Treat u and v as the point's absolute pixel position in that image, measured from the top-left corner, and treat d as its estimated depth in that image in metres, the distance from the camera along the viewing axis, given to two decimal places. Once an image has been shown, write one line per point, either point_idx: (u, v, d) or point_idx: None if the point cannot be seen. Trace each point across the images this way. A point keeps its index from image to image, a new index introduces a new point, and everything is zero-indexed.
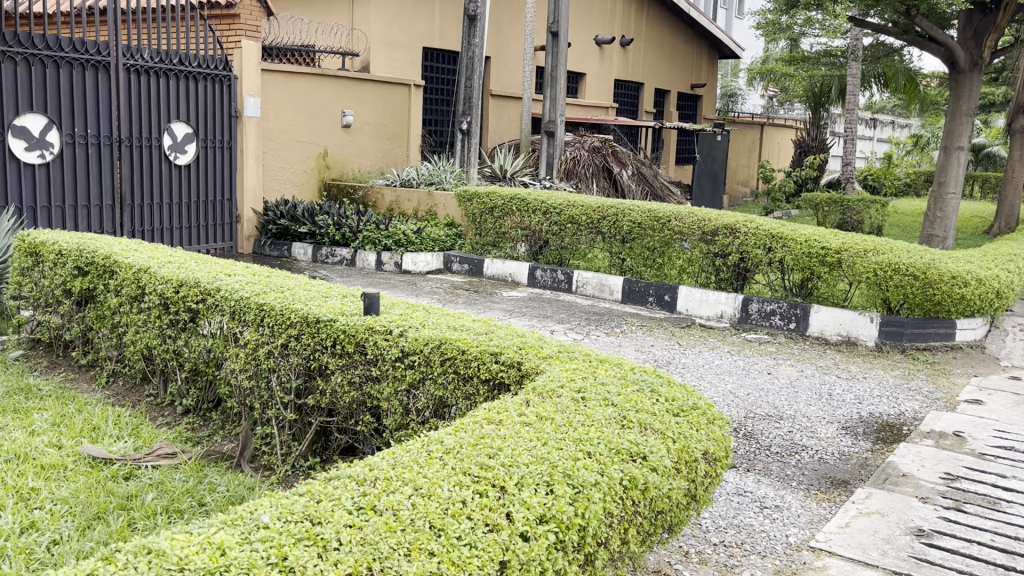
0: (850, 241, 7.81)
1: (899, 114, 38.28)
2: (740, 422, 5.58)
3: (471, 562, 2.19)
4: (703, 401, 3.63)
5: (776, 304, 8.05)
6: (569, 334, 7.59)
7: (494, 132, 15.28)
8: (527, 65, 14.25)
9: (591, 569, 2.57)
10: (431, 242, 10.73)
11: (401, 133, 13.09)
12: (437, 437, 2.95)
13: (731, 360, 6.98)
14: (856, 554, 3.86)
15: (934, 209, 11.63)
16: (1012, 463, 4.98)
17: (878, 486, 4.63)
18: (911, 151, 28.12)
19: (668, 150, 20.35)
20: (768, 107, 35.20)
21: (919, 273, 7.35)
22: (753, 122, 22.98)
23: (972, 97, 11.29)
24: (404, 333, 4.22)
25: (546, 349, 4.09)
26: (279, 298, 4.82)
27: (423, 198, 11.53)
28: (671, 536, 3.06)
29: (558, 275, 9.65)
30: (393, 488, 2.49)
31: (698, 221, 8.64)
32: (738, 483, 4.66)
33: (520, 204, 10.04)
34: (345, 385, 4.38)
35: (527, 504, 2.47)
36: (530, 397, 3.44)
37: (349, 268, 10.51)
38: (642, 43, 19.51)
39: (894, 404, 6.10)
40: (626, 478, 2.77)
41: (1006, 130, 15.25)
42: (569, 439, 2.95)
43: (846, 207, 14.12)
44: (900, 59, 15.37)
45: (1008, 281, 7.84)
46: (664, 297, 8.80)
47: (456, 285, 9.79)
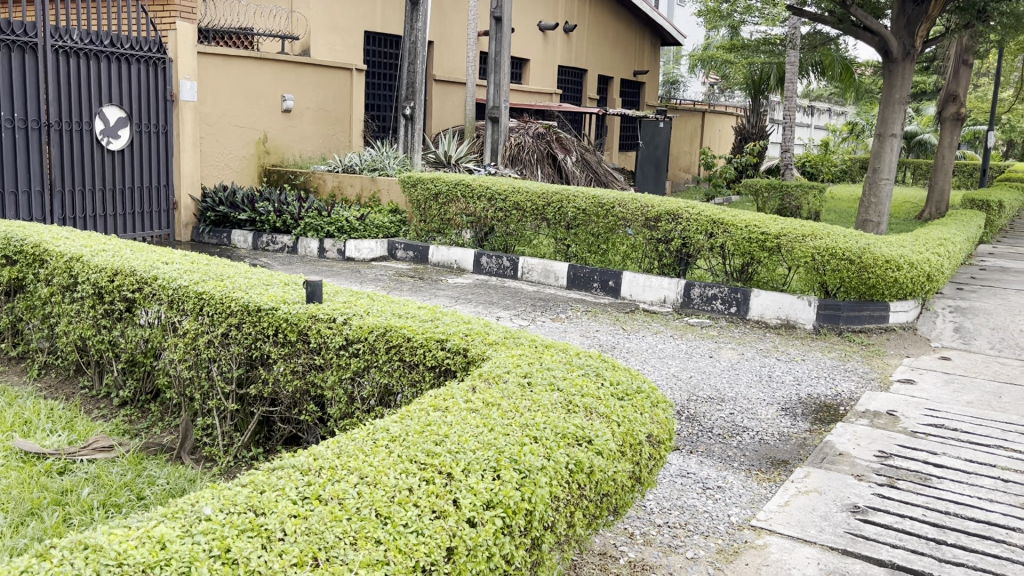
0: (789, 226, 7.96)
1: (836, 101, 39.18)
2: (683, 405, 5.67)
3: (418, 549, 2.18)
4: (646, 384, 3.68)
5: (717, 288, 8.17)
6: (515, 320, 7.60)
7: (438, 118, 15.17)
8: (470, 50, 14.15)
9: (538, 554, 2.58)
10: (375, 229, 10.63)
11: (343, 118, 12.90)
12: (382, 424, 2.93)
13: (674, 344, 7.07)
14: (795, 531, 3.96)
15: (869, 195, 11.92)
16: (942, 440, 5.16)
17: (816, 465, 4.75)
18: (847, 138, 28.81)
19: (612, 137, 20.48)
20: (710, 94, 35.72)
21: (855, 257, 7.55)
22: (695, 109, 23.26)
23: (905, 85, 11.58)
24: (348, 321, 4.17)
25: (492, 335, 4.09)
26: (219, 286, 4.71)
27: (366, 184, 11.41)
28: (616, 519, 3.09)
29: (503, 261, 9.64)
30: (338, 477, 2.46)
31: (641, 207, 8.70)
32: (681, 464, 4.74)
33: (465, 190, 10.01)
34: (287, 374, 4.33)
35: (473, 490, 2.47)
36: (476, 383, 3.44)
37: (290, 256, 10.35)
38: (586, 29, 19.56)
39: (831, 385, 6.27)
40: (572, 462, 2.79)
41: (937, 118, 15.70)
42: (515, 425, 2.96)
43: (785, 193, 14.38)
44: (837, 48, 15.69)
45: (939, 265, 8.11)
46: (608, 283, 8.85)
47: (401, 272, 9.72)
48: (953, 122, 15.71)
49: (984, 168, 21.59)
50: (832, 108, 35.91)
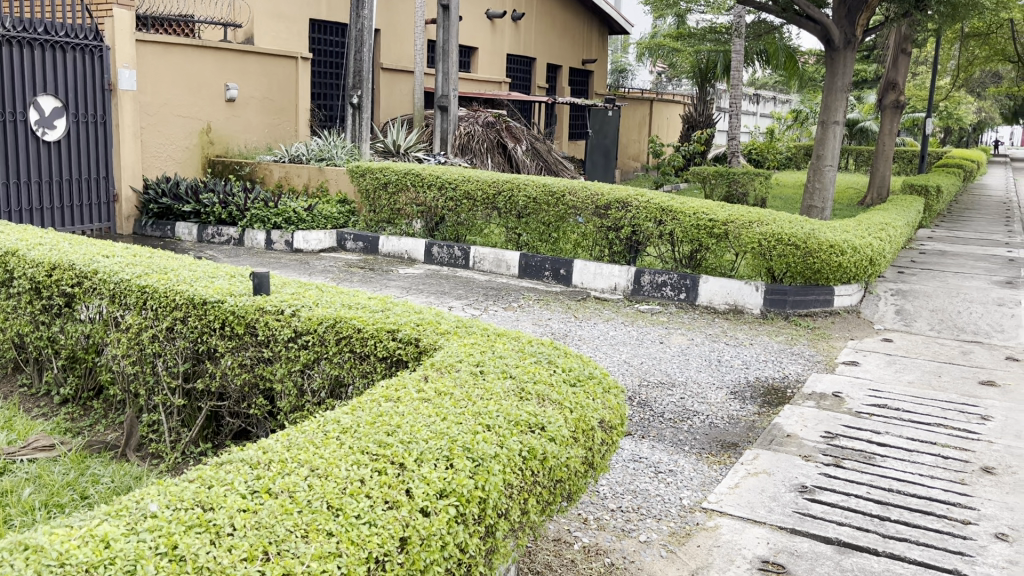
0: (736, 213, 8.07)
1: (780, 89, 39.84)
2: (634, 390, 5.72)
3: (371, 540, 2.17)
4: (598, 370, 3.71)
5: (667, 275, 8.25)
6: (467, 309, 7.58)
7: (386, 107, 15.02)
8: (418, 38, 14.02)
9: (492, 541, 2.58)
10: (323, 220, 10.51)
11: (289, 107, 12.70)
12: (333, 416, 2.89)
13: (625, 331, 7.13)
14: (745, 512, 4.03)
15: (813, 181, 12.13)
16: (885, 420, 5.30)
17: (765, 446, 4.84)
18: (792, 125, 29.24)
19: (561, 125, 20.52)
20: (657, 82, 36.03)
21: (800, 242, 7.71)
22: (643, 97, 23.43)
23: (846, 73, 11.80)
24: (296, 313, 4.11)
25: (444, 325, 4.06)
26: (163, 279, 4.60)
27: (313, 173, 11.25)
28: (570, 505, 3.11)
29: (455, 251, 9.60)
30: (288, 470, 2.43)
31: (591, 196, 8.73)
32: (633, 449, 4.78)
33: (415, 179, 9.96)
34: (236, 367, 4.26)
35: (426, 479, 2.46)
36: (428, 372, 3.42)
37: (237, 249, 10.18)
38: (534, 17, 19.54)
39: (779, 367, 6.39)
40: (524, 449, 2.79)
41: (878, 106, 16.01)
42: (468, 413, 2.95)
43: (732, 180, 14.55)
44: (781, 37, 15.90)
45: (881, 249, 8.30)
46: (559, 271, 8.87)
47: (351, 263, 9.62)
48: (893, 110, 16.03)
49: (923, 155, 22.10)
50: (777, 97, 36.46)
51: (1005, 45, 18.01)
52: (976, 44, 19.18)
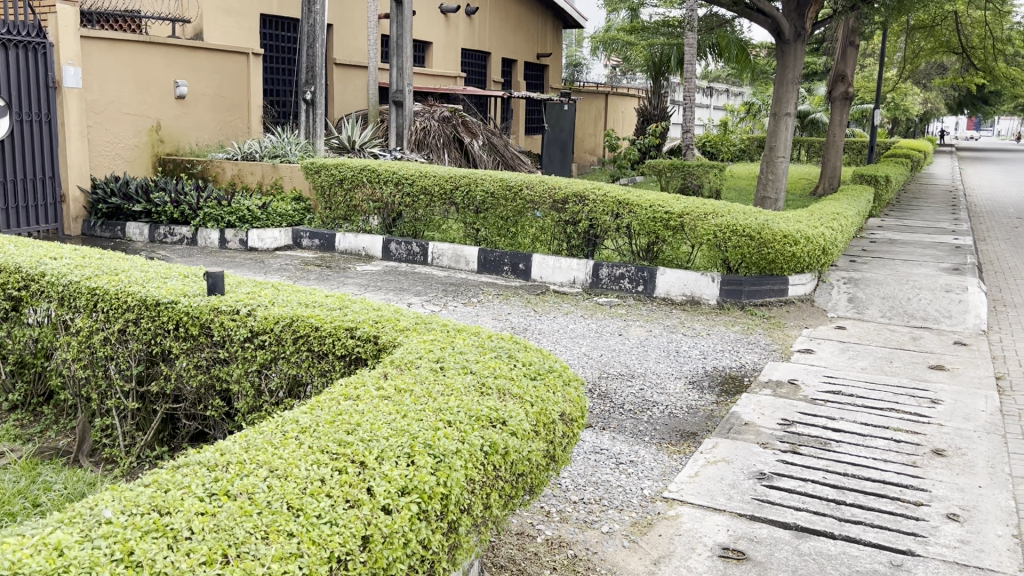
0: (691, 205, 8.15)
1: (732, 83, 40.27)
2: (594, 382, 5.76)
3: (333, 539, 2.15)
4: (559, 363, 3.71)
5: (624, 267, 8.30)
6: (426, 306, 7.55)
7: (340, 103, 14.88)
8: (371, 33, 13.89)
9: (455, 537, 2.57)
10: (278, 218, 10.39)
11: (240, 104, 12.50)
12: (291, 416, 2.86)
13: (584, 324, 7.16)
14: (705, 500, 4.08)
15: (766, 172, 12.29)
16: (840, 406, 5.41)
17: (723, 435, 4.90)
18: (745, 118, 29.57)
19: (518, 119, 20.51)
20: (612, 76, 36.16)
21: (754, 233, 7.81)
22: (598, 91, 23.54)
23: (797, 65, 11.96)
24: (252, 312, 4.06)
25: (403, 322, 4.03)
26: (113, 281, 4.51)
27: (267, 171, 11.10)
28: (532, 499, 3.11)
29: (413, 247, 9.56)
30: (246, 471, 2.40)
31: (549, 190, 8.74)
32: (594, 441, 4.81)
33: (371, 175, 9.91)
34: (191, 369, 4.20)
35: (388, 477, 2.45)
36: (388, 369, 3.40)
37: (190, 248, 10.01)
38: (488, 11, 19.48)
39: (736, 357, 6.48)
40: (486, 444, 2.79)
41: (828, 97, 16.26)
42: (429, 410, 2.94)
43: (687, 173, 14.68)
44: (732, 29, 16.06)
45: (833, 238, 8.45)
46: (518, 266, 8.88)
47: (307, 260, 9.53)
48: (842, 101, 16.31)
49: (872, 145, 22.53)
50: (730, 90, 36.80)
51: (950, 37, 18.35)
52: (921, 36, 19.55)
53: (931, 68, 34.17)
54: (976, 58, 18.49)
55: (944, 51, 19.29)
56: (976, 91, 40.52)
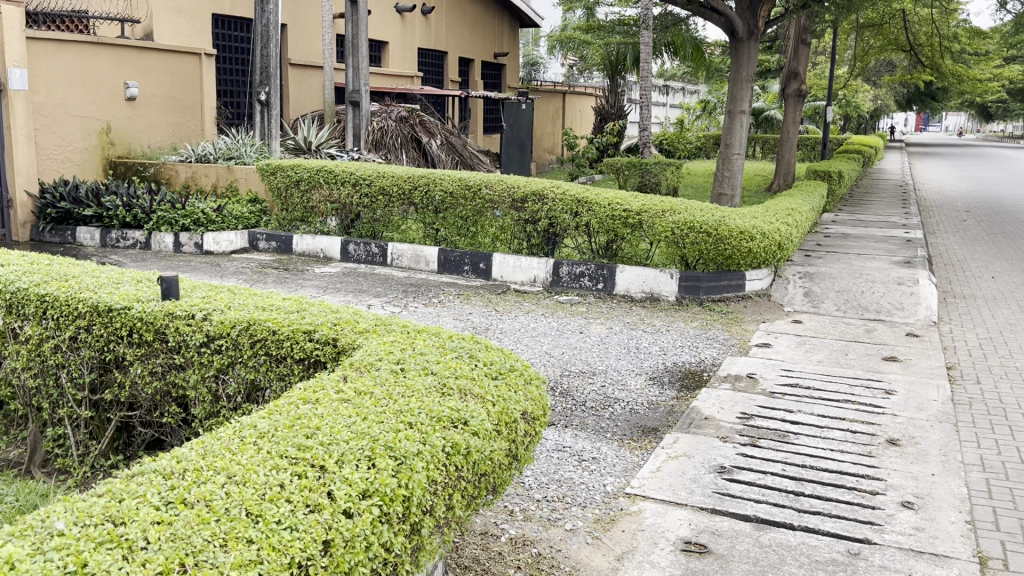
0: (649, 203, 8.23)
1: (688, 81, 40.62)
2: (556, 380, 5.78)
3: (293, 545, 2.13)
4: (520, 362, 3.72)
5: (584, 266, 8.34)
6: (387, 307, 7.50)
7: (295, 104, 14.73)
8: (326, 32, 13.75)
9: (418, 539, 2.56)
10: (234, 220, 10.26)
11: (193, 105, 12.30)
12: (249, 421, 2.82)
13: (546, 323, 7.18)
14: (667, 495, 4.11)
15: (722, 169, 12.42)
16: (797, 399, 5.49)
17: (684, 430, 4.95)
18: (700, 115, 29.86)
19: (476, 119, 20.48)
20: (569, 76, 36.25)
21: (711, 230, 7.91)
22: (556, 90, 23.62)
23: (750, 64, 12.12)
24: (208, 317, 3.99)
25: (362, 324, 4.00)
26: (63, 287, 4.40)
27: (222, 172, 10.96)
28: (496, 498, 3.11)
29: (371, 248, 9.49)
30: (204, 478, 2.36)
31: (508, 189, 8.75)
32: (557, 439, 4.82)
33: (328, 176, 9.84)
34: (146, 376, 4.13)
35: (348, 480, 2.43)
36: (347, 372, 3.38)
37: (143, 253, 9.83)
38: (444, 10, 19.42)
39: (695, 352, 6.55)
40: (448, 445, 2.78)
41: (781, 95, 16.48)
42: (389, 412, 2.92)
43: (644, 171, 14.79)
44: (687, 28, 16.19)
45: (788, 234, 8.58)
46: (478, 265, 8.87)
47: (264, 263, 9.41)
48: (795, 99, 16.58)
49: (825, 142, 22.90)
50: (685, 88, 37.12)
51: (898, 35, 18.70)
52: (870, 34, 19.88)
53: (881, 65, 34.84)
54: (923, 55, 18.86)
55: (892, 48, 19.66)
56: (924, 89, 41.47)
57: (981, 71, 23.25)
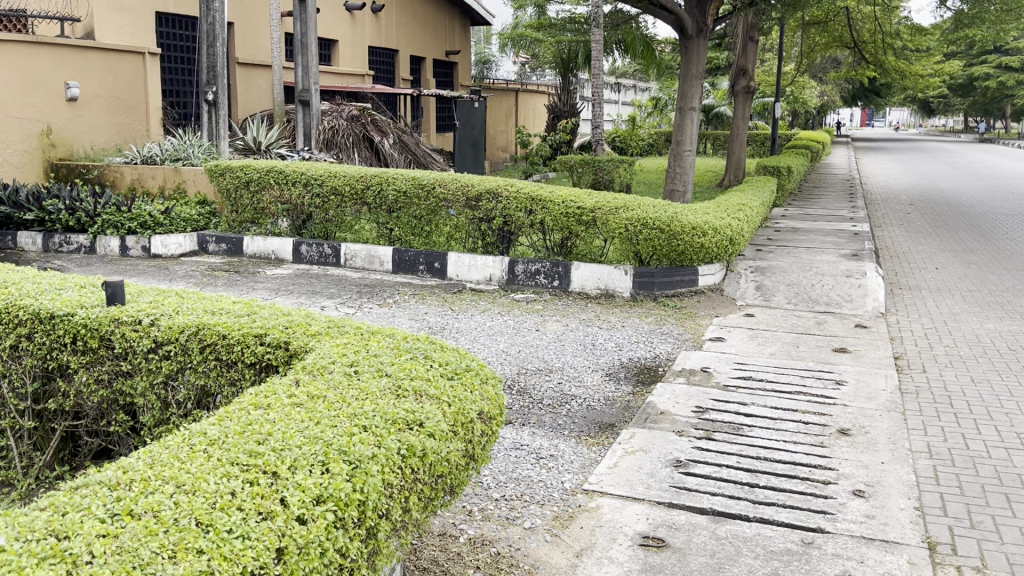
0: (603, 200, 8.28)
1: (639, 78, 40.86)
2: (513, 379, 5.77)
3: (245, 554, 2.09)
4: (476, 362, 3.70)
5: (539, 263, 8.36)
6: (340, 308, 7.43)
7: (244, 103, 14.50)
8: (275, 31, 13.55)
9: (374, 543, 2.53)
10: (182, 223, 10.08)
11: (139, 106, 12.02)
12: (199, 428, 2.76)
13: (502, 321, 7.17)
14: (624, 490, 4.13)
15: (675, 166, 12.52)
16: (751, 391, 5.57)
17: (640, 425, 4.98)
18: (652, 112, 30.11)
19: (429, 117, 20.40)
20: (522, 73, 36.22)
21: (663, 225, 7.99)
22: (508, 88, 23.62)
23: (700, 61, 12.24)
24: (155, 322, 3.90)
25: (314, 326, 3.95)
26: (3, 294, 4.26)
27: (169, 173, 10.74)
28: (453, 498, 3.09)
29: (324, 249, 9.39)
30: (152, 488, 2.30)
31: (461, 187, 8.72)
32: (514, 438, 4.81)
33: (278, 176, 9.71)
34: (91, 384, 4.02)
35: (301, 486, 2.39)
36: (300, 376, 3.33)
37: (88, 257, 9.59)
38: (394, 8, 19.28)
39: (650, 347, 6.60)
40: (403, 447, 2.75)
41: (731, 92, 16.68)
42: (343, 416, 2.88)
43: (597, 168, 14.86)
44: (637, 25, 16.29)
45: (739, 229, 8.68)
46: (433, 265, 8.83)
47: (214, 266, 9.25)
48: (744, 95, 16.82)
49: (773, 138, 23.21)
50: (637, 85, 37.36)
51: (843, 32, 19.04)
52: (816, 32, 20.20)
53: (826, 62, 35.50)
54: (867, 51, 19.22)
55: (837, 45, 19.99)
56: (868, 84, 42.29)
57: (923, 67, 23.78)
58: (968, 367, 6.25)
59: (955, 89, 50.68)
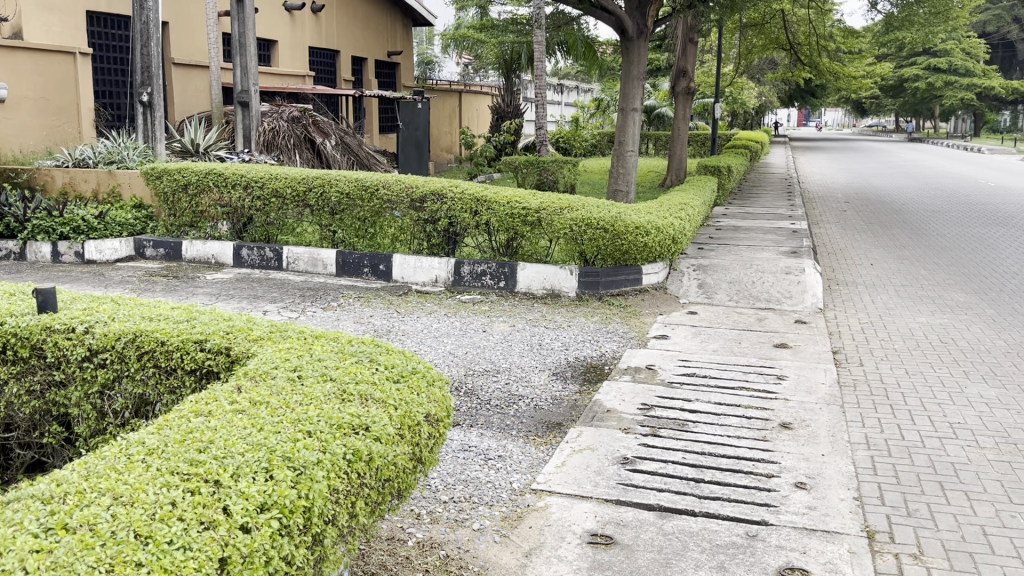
0: (548, 200, 8.31)
1: (582, 79, 41.10)
2: (460, 380, 5.76)
3: (187, 566, 2.04)
4: (422, 364, 3.67)
5: (486, 264, 8.35)
6: (283, 313, 7.33)
7: (180, 104, 14.20)
8: (212, 31, 13.26)
9: (321, 550, 2.50)
10: (117, 227, 9.80)
11: (70, 107, 11.72)
12: (137, 438, 2.69)
13: (448, 323, 7.15)
14: (572, 489, 4.15)
15: (618, 166, 12.60)
16: (695, 388, 5.64)
17: (587, 423, 5.01)
18: (595, 113, 30.33)
19: (371, 118, 20.23)
20: (464, 74, 36.10)
21: (608, 225, 8.05)
22: (451, 89, 23.57)
23: (641, 62, 12.37)
24: (90, 330, 3.79)
25: (257, 331, 3.88)
26: None
27: (102, 177, 10.36)
28: (401, 502, 3.07)
29: (266, 252, 9.26)
30: (88, 501, 2.24)
31: (405, 189, 8.65)
32: (462, 439, 4.80)
33: (217, 179, 9.51)
34: (23, 395, 3.90)
35: (245, 494, 2.35)
36: (242, 382, 3.27)
37: (18, 263, 9.34)
38: (334, 8, 19.07)
39: (596, 346, 6.65)
40: (349, 452, 2.72)
41: (672, 93, 16.88)
42: (286, 422, 2.84)
43: (542, 169, 14.92)
44: (578, 27, 16.39)
45: (681, 228, 8.79)
46: (378, 267, 8.76)
47: (151, 271, 9.05)
48: (685, 96, 17.06)
49: (714, 138, 23.56)
50: (580, 87, 37.57)
51: (779, 34, 19.42)
52: (753, 34, 20.57)
53: (764, 64, 36.19)
54: (803, 53, 19.62)
55: (774, 47, 20.36)
56: (804, 86, 43.26)
57: (857, 68, 24.39)
58: (902, 360, 6.43)
59: (886, 90, 52.28)
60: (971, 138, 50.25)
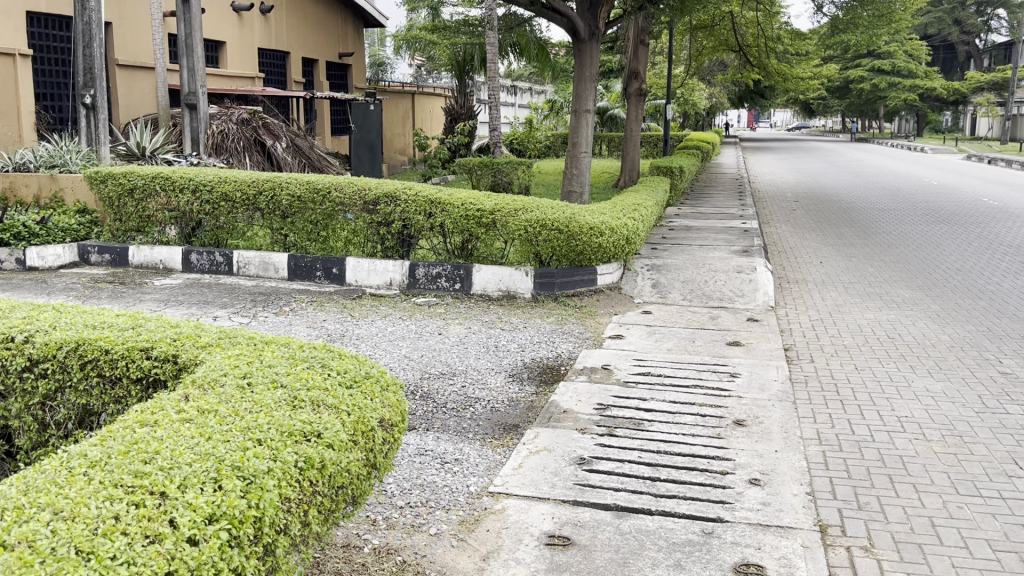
0: (502, 202, 8.29)
1: (535, 81, 41.08)
2: (416, 384, 5.71)
3: None
4: (375, 368, 3.63)
5: (441, 267, 8.30)
6: (234, 318, 7.21)
7: (125, 107, 13.90)
8: (158, 32, 12.99)
9: (273, 559, 2.45)
10: (60, 232, 9.56)
11: (9, 110, 11.45)
12: (78, 450, 2.61)
13: (403, 326, 7.09)
14: (530, 491, 4.14)
15: (572, 167, 12.63)
16: (650, 387, 5.68)
17: (544, 425, 5.00)
18: (549, 114, 30.39)
19: (323, 119, 20.03)
20: (416, 75, 35.88)
21: (562, 227, 8.06)
22: (404, 90, 23.45)
23: (593, 64, 12.43)
24: (30, 339, 3.68)
25: (205, 338, 3.80)
26: None
27: (44, 182, 10.18)
28: (355, 509, 3.03)
29: (216, 257, 9.10)
30: (26, 517, 2.16)
31: (358, 191, 8.57)
32: (418, 443, 4.76)
33: (164, 183, 9.31)
34: None
35: (192, 505, 2.29)
36: (189, 390, 3.19)
37: None
38: (284, 9, 18.84)
39: (552, 347, 6.64)
40: (301, 460, 2.67)
41: (624, 95, 16.99)
42: (236, 430, 2.78)
43: (496, 170, 14.91)
44: (530, 28, 16.41)
45: (635, 228, 8.84)
46: (331, 271, 8.66)
47: (97, 278, 8.83)
48: (637, 97, 17.17)
49: (666, 140, 23.75)
50: (533, 88, 37.60)
51: (728, 36, 19.67)
52: (703, 36, 20.79)
53: (714, 66, 36.61)
54: (751, 55, 19.87)
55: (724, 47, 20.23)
56: (753, 87, 43.89)
57: (804, 70, 24.82)
58: (851, 356, 6.55)
59: (832, 91, 53.23)
60: (915, 138, 51.41)
